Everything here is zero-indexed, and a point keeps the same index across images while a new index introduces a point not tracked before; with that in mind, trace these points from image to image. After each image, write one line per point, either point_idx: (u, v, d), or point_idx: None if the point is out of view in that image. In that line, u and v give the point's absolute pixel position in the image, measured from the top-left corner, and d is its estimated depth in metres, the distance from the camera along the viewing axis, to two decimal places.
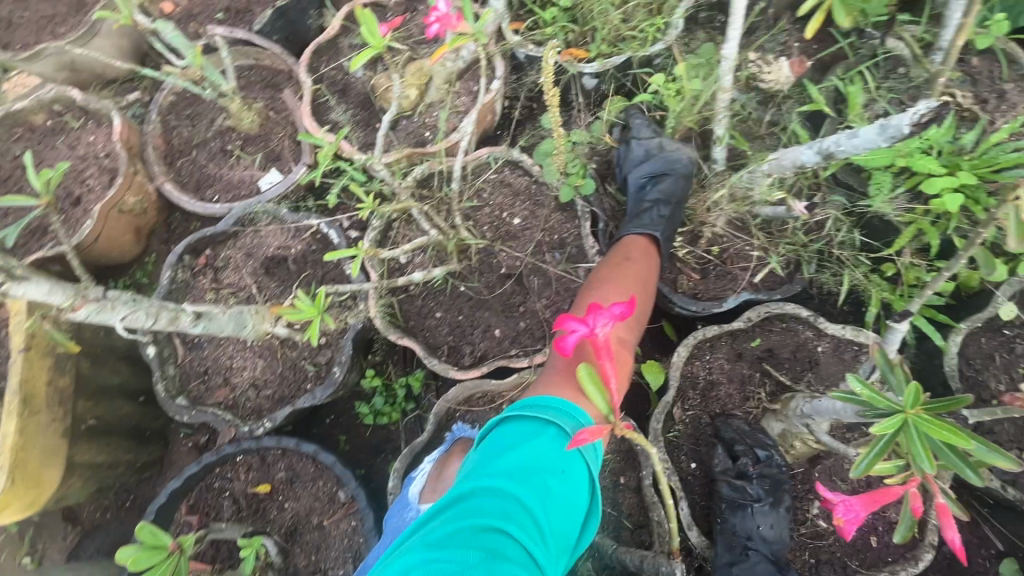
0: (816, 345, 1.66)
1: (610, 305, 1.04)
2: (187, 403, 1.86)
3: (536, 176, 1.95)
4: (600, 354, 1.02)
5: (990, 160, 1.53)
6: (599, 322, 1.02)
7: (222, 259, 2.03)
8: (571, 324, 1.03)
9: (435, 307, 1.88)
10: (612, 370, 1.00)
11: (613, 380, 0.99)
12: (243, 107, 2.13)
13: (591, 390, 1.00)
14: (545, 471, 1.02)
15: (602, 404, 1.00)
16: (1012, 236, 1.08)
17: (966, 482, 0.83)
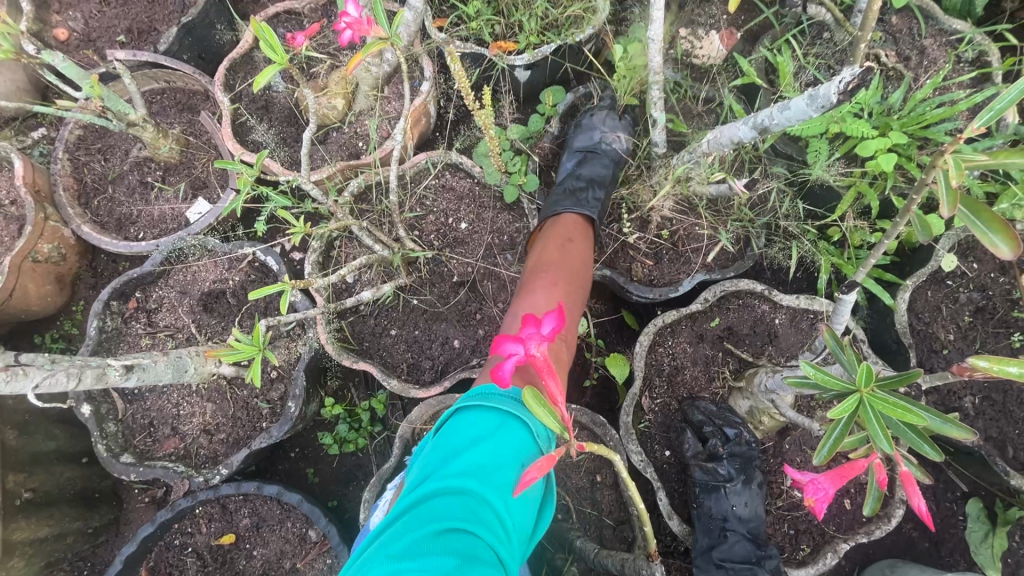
0: (774, 317, 1.67)
1: (543, 319, 1.02)
2: (134, 460, 1.72)
3: (478, 177, 1.88)
4: (542, 373, 0.96)
5: (918, 118, 1.56)
6: (536, 339, 0.99)
7: (154, 301, 1.90)
8: (507, 344, 1.00)
9: (389, 325, 1.80)
10: (558, 387, 0.93)
11: (560, 398, 0.93)
12: (157, 135, 1.98)
13: (538, 411, 0.95)
14: (505, 466, 1.01)
15: (553, 423, 0.94)
16: (922, 235, 1.06)
17: (925, 455, 0.82)
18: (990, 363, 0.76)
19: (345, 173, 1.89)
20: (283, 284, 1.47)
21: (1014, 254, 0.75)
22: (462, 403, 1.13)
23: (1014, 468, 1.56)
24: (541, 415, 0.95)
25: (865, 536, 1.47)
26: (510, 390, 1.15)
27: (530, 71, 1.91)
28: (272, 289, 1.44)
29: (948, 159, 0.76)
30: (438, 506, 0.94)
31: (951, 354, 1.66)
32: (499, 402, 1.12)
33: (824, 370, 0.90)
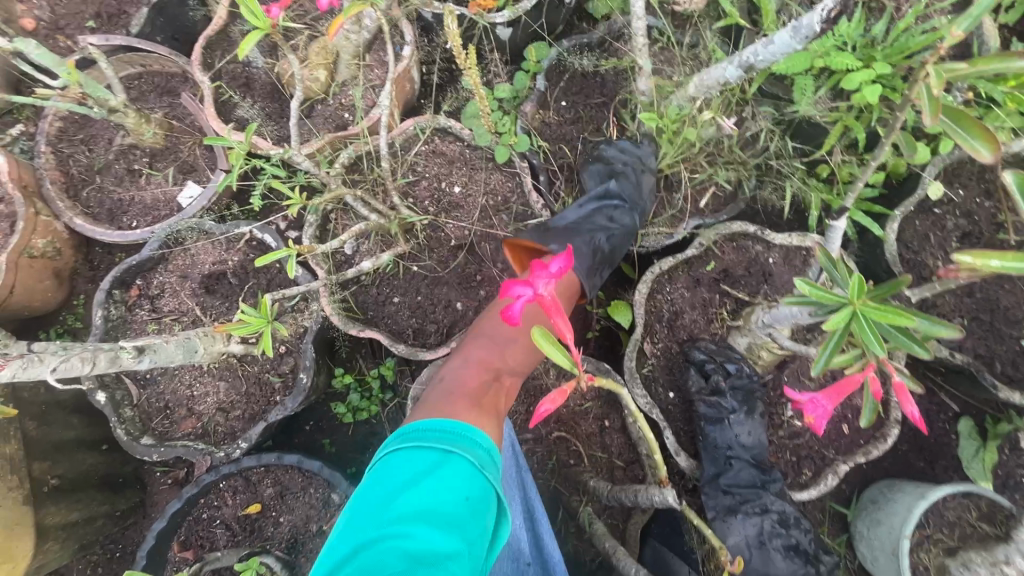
0: (767, 257, 1.70)
1: (551, 261, 1.05)
2: (154, 441, 1.77)
3: (468, 140, 1.88)
4: (549, 312, 1.01)
5: (901, 47, 1.58)
6: (543, 281, 1.01)
7: (156, 287, 1.91)
8: (516, 286, 1.02)
9: (391, 293, 1.82)
10: (566, 325, 0.98)
11: (569, 335, 0.98)
12: (140, 120, 1.96)
13: (548, 349, 0.99)
14: (454, 497, 0.92)
15: (563, 360, 1.00)
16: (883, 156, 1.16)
17: (917, 357, 0.86)
18: (975, 258, 0.80)
19: (334, 145, 1.89)
20: (287, 249, 1.44)
21: (994, 156, 0.78)
22: (393, 442, 1.03)
23: (1002, 382, 1.63)
24: (548, 352, 1.00)
25: (864, 457, 1.55)
26: (431, 422, 1.05)
27: (512, 29, 1.89)
28: (278, 254, 1.43)
29: (930, 69, 0.77)
30: (396, 549, 0.84)
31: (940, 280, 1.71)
32: (427, 437, 1.02)
33: (818, 287, 0.92)
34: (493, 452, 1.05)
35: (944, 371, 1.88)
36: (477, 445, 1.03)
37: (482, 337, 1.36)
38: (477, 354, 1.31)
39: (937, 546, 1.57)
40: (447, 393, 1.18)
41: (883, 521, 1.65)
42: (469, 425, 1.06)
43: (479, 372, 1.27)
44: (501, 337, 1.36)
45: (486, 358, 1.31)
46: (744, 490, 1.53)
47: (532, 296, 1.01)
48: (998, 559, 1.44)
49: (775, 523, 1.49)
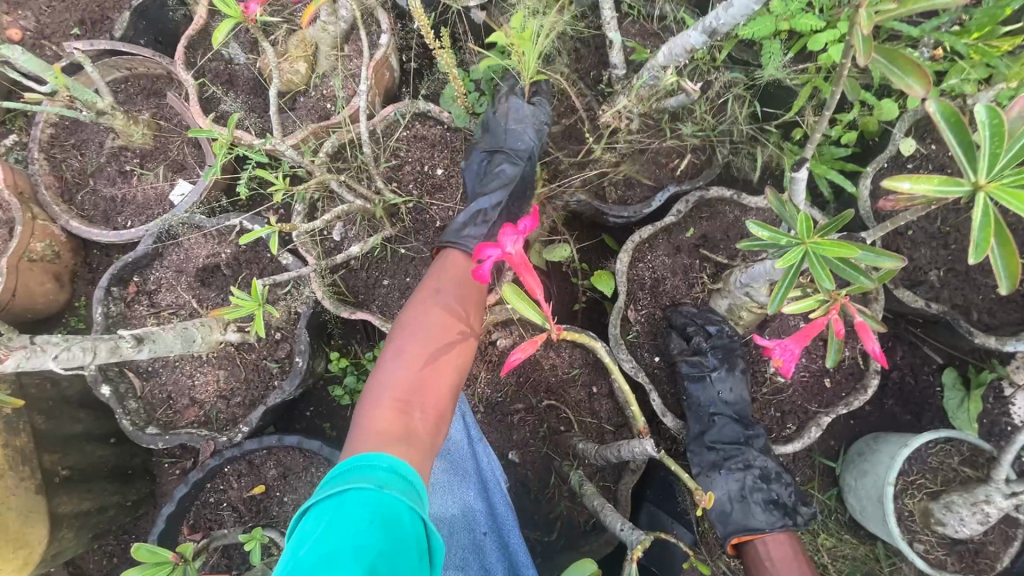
0: (744, 221, 1.74)
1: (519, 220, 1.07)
2: (159, 430, 1.83)
3: (448, 123, 1.92)
4: (520, 270, 1.05)
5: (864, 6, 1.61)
6: (512, 241, 1.04)
7: (153, 283, 1.96)
8: (487, 248, 1.05)
9: (380, 275, 1.87)
10: (536, 281, 1.03)
11: (539, 291, 1.02)
12: (128, 121, 2.00)
13: (520, 306, 1.04)
14: (357, 520, 0.92)
15: (535, 316, 1.04)
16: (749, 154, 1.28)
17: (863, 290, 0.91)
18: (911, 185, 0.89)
19: (318, 135, 1.93)
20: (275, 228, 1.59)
21: (927, 92, 0.81)
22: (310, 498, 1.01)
23: (978, 329, 1.67)
24: (520, 309, 1.06)
25: (845, 408, 1.59)
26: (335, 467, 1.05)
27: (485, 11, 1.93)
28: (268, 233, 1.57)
29: (860, 11, 0.81)
30: None
31: (915, 234, 1.75)
32: (337, 478, 1.02)
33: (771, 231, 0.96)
34: (397, 469, 1.07)
35: (925, 325, 1.92)
36: (378, 470, 1.04)
37: (399, 338, 1.35)
38: (396, 359, 1.31)
39: (921, 492, 1.61)
40: (368, 414, 1.22)
41: (869, 471, 1.69)
42: (370, 453, 1.08)
43: (382, 401, 1.24)
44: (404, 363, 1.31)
45: (407, 360, 1.31)
46: (728, 447, 1.58)
47: (502, 257, 1.05)
48: (977, 497, 1.48)
49: (757, 477, 1.54)
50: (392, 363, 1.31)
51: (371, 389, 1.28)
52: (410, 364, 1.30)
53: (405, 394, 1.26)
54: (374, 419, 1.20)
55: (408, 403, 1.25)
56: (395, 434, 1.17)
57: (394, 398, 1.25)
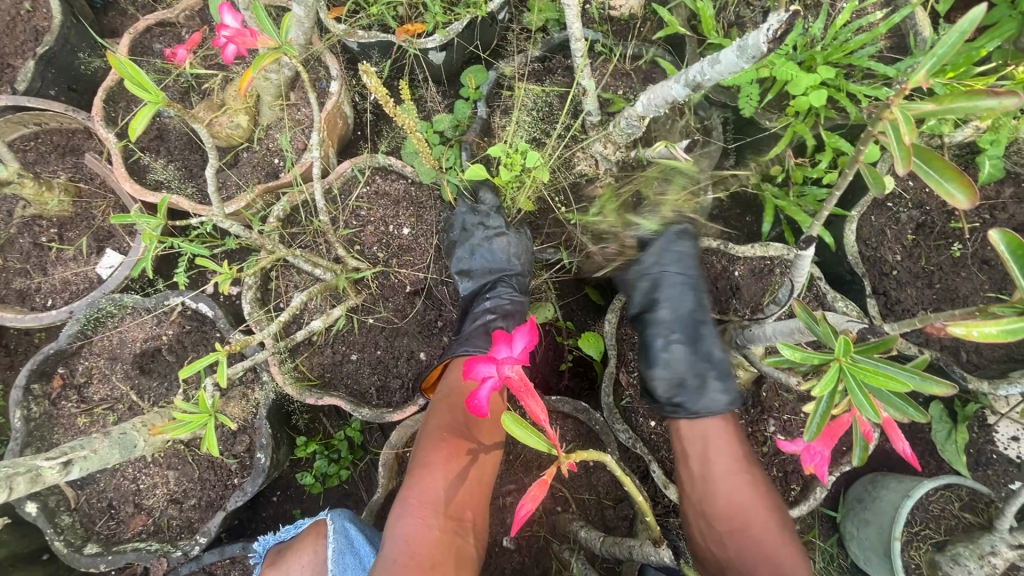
0: (733, 271, 1.68)
1: (515, 336, 0.98)
2: (100, 548, 1.59)
3: (412, 177, 1.76)
4: (521, 394, 0.93)
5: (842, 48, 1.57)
6: (507, 361, 0.94)
7: (82, 374, 1.71)
8: (480, 365, 0.96)
9: (347, 351, 1.69)
10: (539, 407, 0.90)
11: (544, 419, 0.90)
12: (41, 189, 1.74)
13: (519, 432, 0.91)
14: None
15: (540, 443, 0.92)
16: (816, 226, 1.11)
17: (913, 420, 0.84)
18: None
19: (266, 197, 1.73)
20: (216, 353, 1.19)
21: (972, 203, 0.72)
22: None
23: (968, 370, 1.65)
24: (521, 437, 0.93)
25: (848, 466, 1.54)
26: None
27: (445, 53, 1.77)
28: (205, 362, 1.17)
29: (897, 114, 0.71)
30: None
31: (900, 275, 1.72)
32: None
33: (797, 348, 0.88)
34: None
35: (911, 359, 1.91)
36: None
37: (438, 442, 1.26)
38: (441, 466, 1.22)
39: (925, 543, 1.58)
40: (412, 530, 1.14)
41: (872, 521, 1.65)
42: None
43: (431, 519, 1.16)
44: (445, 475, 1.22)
45: (455, 466, 1.23)
46: None
47: (496, 375, 0.95)
48: (984, 549, 1.46)
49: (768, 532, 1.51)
50: (437, 470, 1.21)
51: (412, 496, 1.19)
52: (456, 473, 1.22)
53: (454, 510, 1.19)
54: (422, 540, 1.12)
55: (454, 522, 1.18)
56: (444, 560, 1.12)
57: (444, 516, 1.17)
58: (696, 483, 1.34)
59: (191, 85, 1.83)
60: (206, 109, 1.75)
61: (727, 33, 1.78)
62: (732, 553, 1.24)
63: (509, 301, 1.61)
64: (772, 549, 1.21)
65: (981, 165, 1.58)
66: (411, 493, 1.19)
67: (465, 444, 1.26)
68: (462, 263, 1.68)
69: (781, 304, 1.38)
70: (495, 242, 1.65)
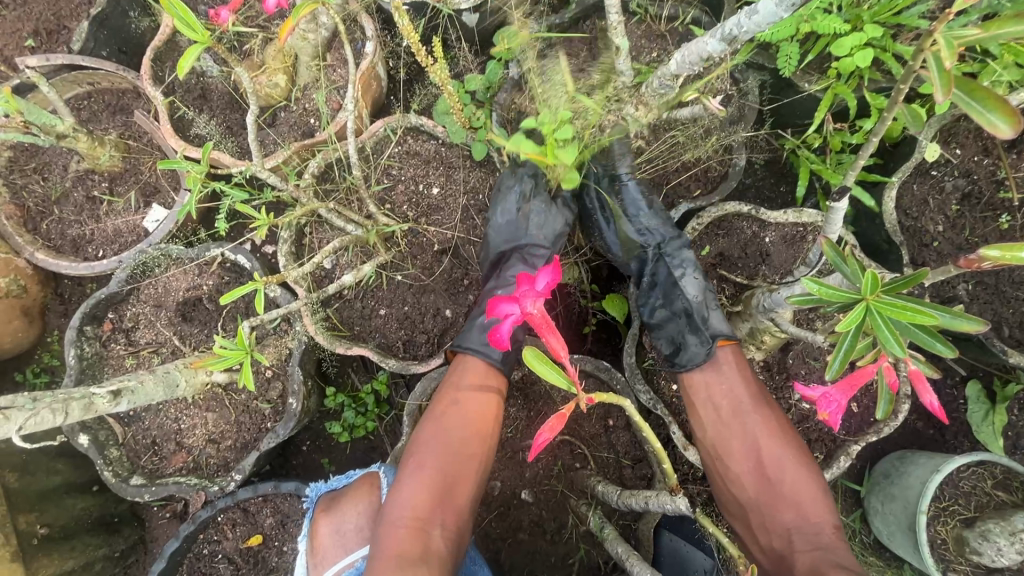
0: (764, 237, 1.65)
1: (537, 276, 1.00)
2: (144, 480, 1.70)
3: (442, 138, 1.78)
4: (542, 330, 0.95)
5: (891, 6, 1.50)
6: (530, 299, 0.97)
7: (130, 319, 1.82)
8: (503, 304, 0.98)
9: (377, 305, 1.75)
10: (559, 341, 0.93)
11: (563, 354, 0.92)
12: (93, 143, 1.83)
13: (540, 368, 0.93)
14: None
15: (559, 380, 0.94)
16: (849, 176, 1.06)
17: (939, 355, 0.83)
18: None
19: (302, 154, 1.79)
20: (254, 282, 1.26)
21: (1014, 131, 0.71)
22: None
23: (1010, 345, 1.59)
24: (541, 373, 0.94)
25: (876, 435, 1.51)
26: None
27: (479, 14, 1.77)
28: (243, 291, 1.25)
29: (940, 39, 0.70)
30: None
31: (942, 246, 1.66)
32: None
33: (825, 287, 0.87)
34: None
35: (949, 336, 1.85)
36: None
37: (433, 426, 1.40)
38: (428, 442, 1.38)
39: (954, 519, 1.54)
40: (411, 495, 1.29)
41: (898, 496, 1.62)
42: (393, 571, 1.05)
43: (417, 487, 1.31)
44: (438, 450, 1.36)
45: (440, 442, 1.37)
46: None
47: (520, 312, 0.97)
48: (1015, 526, 1.41)
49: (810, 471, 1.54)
50: (426, 444, 1.37)
51: (409, 467, 1.35)
52: (445, 446, 1.37)
53: (439, 479, 1.33)
54: (415, 503, 1.28)
55: (445, 491, 1.32)
56: (435, 515, 1.28)
57: (429, 484, 1.32)
58: (728, 476, 1.30)
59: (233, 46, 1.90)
60: (247, 69, 1.81)
61: None
62: (776, 541, 1.17)
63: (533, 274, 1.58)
64: (793, 493, 1.20)
65: None
66: (407, 465, 1.35)
67: (455, 420, 1.41)
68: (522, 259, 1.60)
69: (813, 266, 1.36)
70: (552, 228, 1.63)
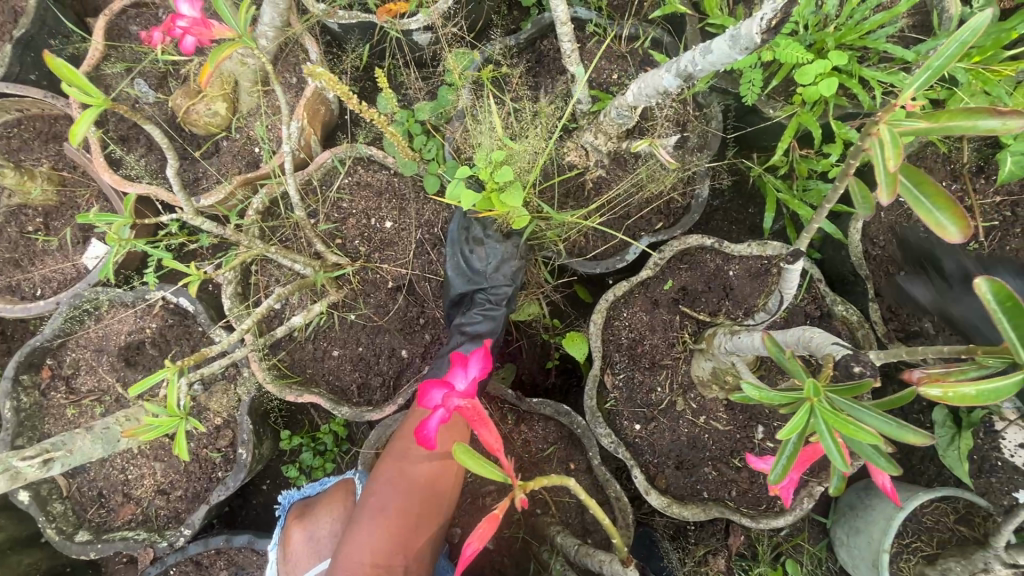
0: (728, 270, 1.59)
1: (468, 361, 1.05)
2: (91, 536, 1.63)
3: (394, 168, 1.68)
4: (474, 422, 0.90)
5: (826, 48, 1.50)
6: (458, 391, 0.96)
7: (69, 366, 1.72)
8: (433, 390, 0.98)
9: (329, 346, 1.67)
10: (493, 436, 0.85)
11: (495, 445, 0.84)
12: (20, 179, 1.71)
13: (470, 464, 0.86)
14: None
15: (494, 473, 0.87)
16: (803, 238, 0.99)
17: (881, 470, 0.75)
18: (943, 392, 0.62)
19: (245, 188, 1.69)
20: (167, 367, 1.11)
21: (964, 236, 0.64)
22: None
23: None
24: (472, 468, 0.88)
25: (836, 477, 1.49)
26: None
27: (430, 34, 1.66)
28: (155, 377, 1.10)
29: (883, 135, 0.63)
30: None
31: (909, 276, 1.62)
32: None
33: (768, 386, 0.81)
34: None
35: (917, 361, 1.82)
36: None
37: (393, 465, 1.32)
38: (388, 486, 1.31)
39: (915, 555, 1.53)
40: (369, 541, 1.26)
41: (862, 529, 1.58)
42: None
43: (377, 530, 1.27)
44: (398, 494, 1.30)
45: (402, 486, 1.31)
46: (708, 508, 1.52)
47: (446, 400, 0.96)
48: (977, 566, 1.39)
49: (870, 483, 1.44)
50: (386, 487, 1.31)
51: (368, 510, 1.30)
52: (407, 488, 1.31)
53: (400, 524, 1.29)
54: (374, 550, 1.25)
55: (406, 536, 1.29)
56: (396, 559, 1.26)
57: (389, 529, 1.28)
58: None
59: (169, 70, 1.77)
60: (183, 97, 1.69)
61: (732, 10, 1.64)
62: None
63: (485, 323, 1.54)
64: None
65: (1002, 161, 1.46)
66: (366, 511, 1.30)
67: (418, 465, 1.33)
68: (483, 307, 1.56)
69: (772, 314, 1.28)
70: (509, 268, 1.56)
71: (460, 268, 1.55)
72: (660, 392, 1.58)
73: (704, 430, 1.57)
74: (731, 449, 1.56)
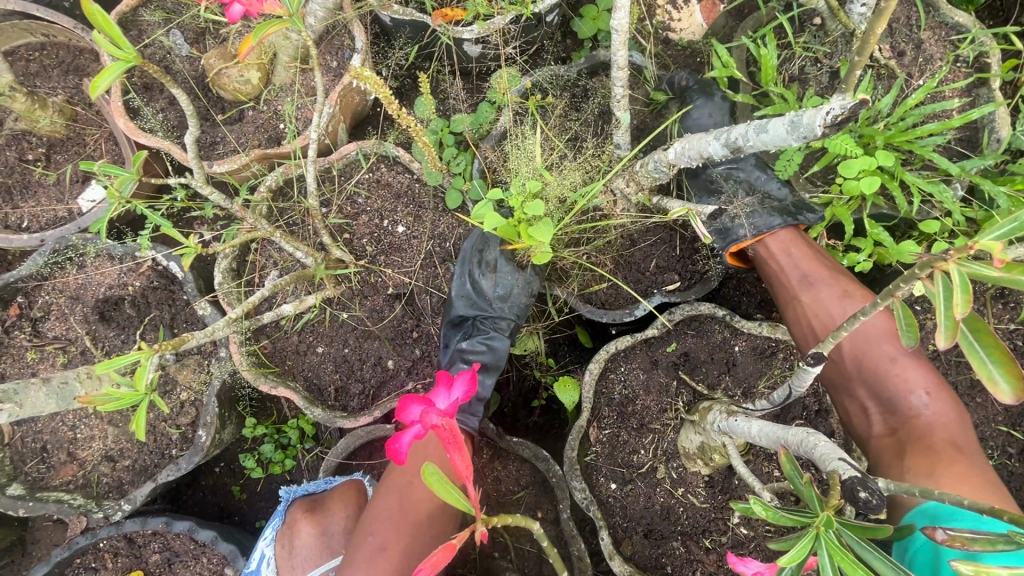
0: (734, 345, 1.56)
1: (454, 383, 0.92)
2: (23, 491, 1.53)
3: (418, 173, 1.63)
4: (447, 446, 0.79)
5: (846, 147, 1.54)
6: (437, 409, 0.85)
7: (40, 308, 1.63)
8: (413, 406, 0.87)
9: (315, 342, 1.60)
10: (464, 463, 0.76)
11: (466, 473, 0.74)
12: (33, 106, 1.63)
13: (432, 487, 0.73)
14: None
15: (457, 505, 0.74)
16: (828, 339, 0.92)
17: None
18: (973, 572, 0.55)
19: (262, 163, 1.63)
20: (142, 351, 1.00)
21: (1015, 396, 0.61)
22: None
23: None
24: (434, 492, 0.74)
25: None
26: None
27: (480, 47, 1.62)
28: (126, 361, 0.99)
29: (952, 277, 0.58)
30: None
31: None
32: None
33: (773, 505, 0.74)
34: None
35: None
36: None
37: (392, 501, 1.28)
38: (387, 521, 1.26)
39: None
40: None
41: None
42: None
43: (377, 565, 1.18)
44: (398, 526, 1.25)
45: (402, 519, 1.26)
46: None
47: (423, 418, 0.84)
48: None
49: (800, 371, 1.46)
50: (386, 520, 1.26)
51: (367, 548, 1.21)
52: (408, 522, 1.25)
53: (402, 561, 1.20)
54: None
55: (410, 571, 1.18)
56: None
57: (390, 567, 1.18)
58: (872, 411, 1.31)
59: (208, 27, 1.72)
60: (217, 58, 1.63)
61: (787, 86, 1.63)
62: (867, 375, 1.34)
63: (485, 351, 1.49)
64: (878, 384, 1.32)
65: None
66: (366, 548, 1.22)
67: (417, 502, 1.28)
68: (484, 336, 1.51)
69: (774, 405, 1.21)
70: (517, 303, 1.52)
71: (466, 289, 1.49)
72: (643, 455, 1.53)
73: (679, 503, 1.51)
74: (704, 528, 1.50)
